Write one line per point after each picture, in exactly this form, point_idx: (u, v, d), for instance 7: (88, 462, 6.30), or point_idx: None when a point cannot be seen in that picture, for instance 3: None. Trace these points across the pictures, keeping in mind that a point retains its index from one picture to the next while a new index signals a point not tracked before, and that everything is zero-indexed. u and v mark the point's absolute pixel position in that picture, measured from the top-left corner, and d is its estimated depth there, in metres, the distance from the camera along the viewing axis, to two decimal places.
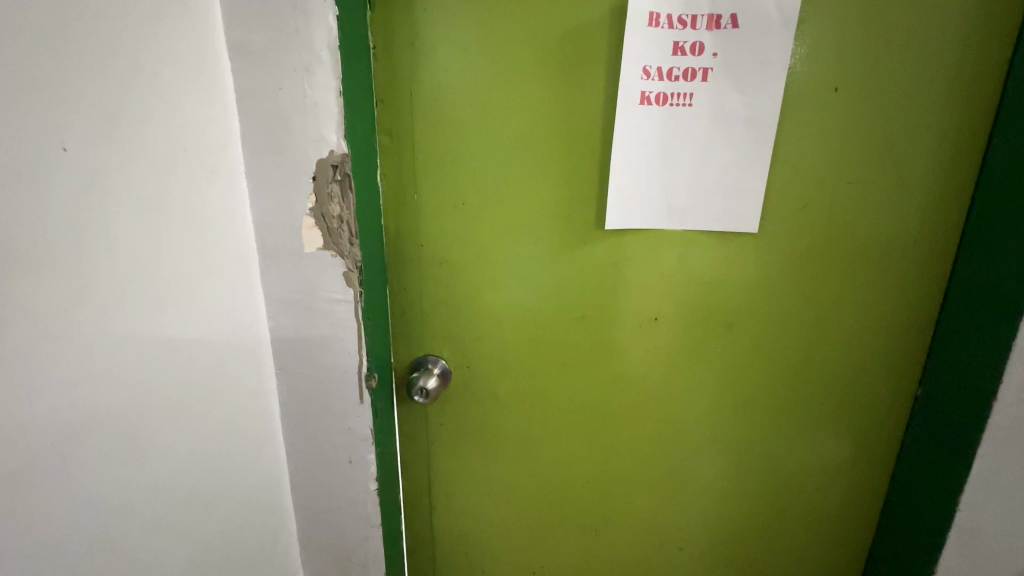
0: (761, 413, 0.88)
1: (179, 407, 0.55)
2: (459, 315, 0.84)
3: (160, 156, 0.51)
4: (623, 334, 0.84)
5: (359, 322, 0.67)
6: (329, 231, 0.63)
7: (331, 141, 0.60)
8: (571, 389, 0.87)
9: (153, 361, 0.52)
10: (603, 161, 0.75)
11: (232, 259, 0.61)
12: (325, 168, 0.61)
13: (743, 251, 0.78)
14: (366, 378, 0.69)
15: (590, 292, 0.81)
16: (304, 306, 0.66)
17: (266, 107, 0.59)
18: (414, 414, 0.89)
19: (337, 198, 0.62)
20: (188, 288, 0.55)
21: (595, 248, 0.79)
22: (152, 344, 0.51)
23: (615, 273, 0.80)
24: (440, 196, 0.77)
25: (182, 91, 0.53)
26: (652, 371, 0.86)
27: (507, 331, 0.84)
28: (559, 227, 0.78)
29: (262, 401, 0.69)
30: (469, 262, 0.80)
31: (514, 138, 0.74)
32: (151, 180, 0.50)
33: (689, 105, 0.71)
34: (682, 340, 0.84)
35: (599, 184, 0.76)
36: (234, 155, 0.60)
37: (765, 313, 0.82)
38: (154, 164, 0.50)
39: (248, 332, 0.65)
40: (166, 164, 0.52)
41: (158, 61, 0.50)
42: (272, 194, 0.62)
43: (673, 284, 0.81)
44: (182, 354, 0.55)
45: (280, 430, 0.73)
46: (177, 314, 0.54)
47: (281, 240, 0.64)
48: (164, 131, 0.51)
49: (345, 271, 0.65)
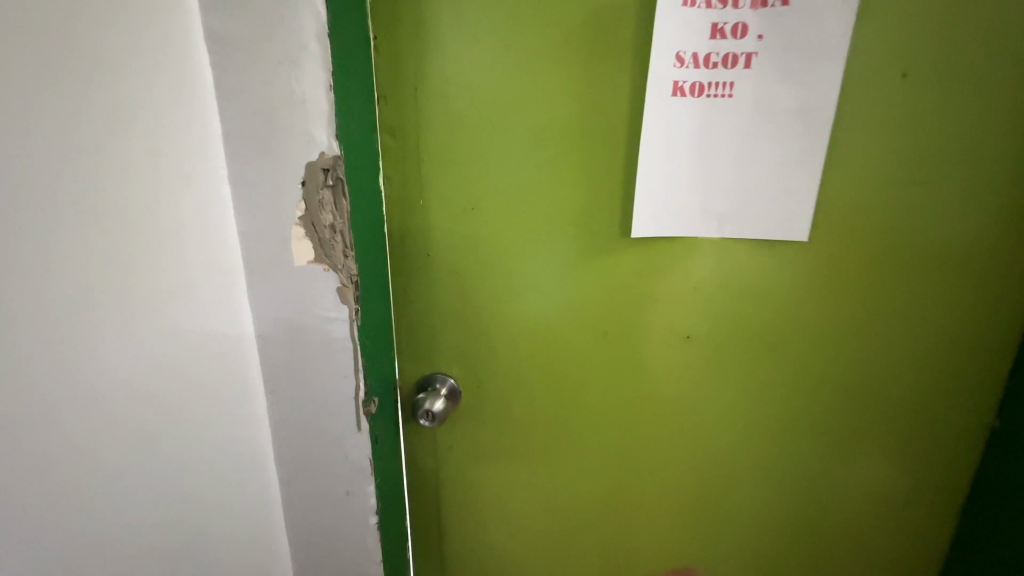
0: (805, 439, 0.78)
1: (153, 445, 0.49)
2: (468, 330, 0.77)
3: (123, 158, 0.44)
4: (649, 351, 0.75)
5: (355, 343, 0.59)
6: (320, 242, 0.55)
7: (320, 141, 0.52)
8: (591, 412, 0.80)
9: (119, 397, 0.45)
10: (627, 160, 0.66)
11: (214, 275, 0.54)
12: (315, 172, 0.53)
13: (790, 261, 0.69)
14: (363, 403, 0.62)
15: (614, 307, 0.73)
16: (292, 325, 0.58)
17: (249, 103, 0.52)
18: (421, 438, 0.82)
19: (330, 206, 0.54)
20: (162, 309, 0.48)
21: (620, 257, 0.71)
22: (114, 379, 0.44)
23: (640, 284, 0.72)
24: (448, 201, 0.70)
25: (151, 84, 0.46)
26: (682, 394, 0.77)
27: (522, 348, 0.77)
28: (579, 235, 0.70)
29: (248, 430, 0.62)
30: (479, 273, 0.73)
31: (531, 136, 0.67)
32: (113, 187, 0.43)
33: (728, 96, 0.62)
34: (717, 358, 0.75)
35: (622, 187, 0.68)
36: (211, 157, 0.53)
37: (812, 331, 0.72)
38: (116, 167, 0.43)
39: (232, 356, 0.58)
40: (126, 169, 0.44)
41: (117, 49, 0.43)
42: (258, 200, 0.54)
43: (707, 297, 0.72)
44: (155, 385, 0.48)
45: (271, 458, 0.66)
46: (142, 344, 0.47)
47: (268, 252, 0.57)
48: (123, 131, 0.44)
49: (338, 287, 0.56)
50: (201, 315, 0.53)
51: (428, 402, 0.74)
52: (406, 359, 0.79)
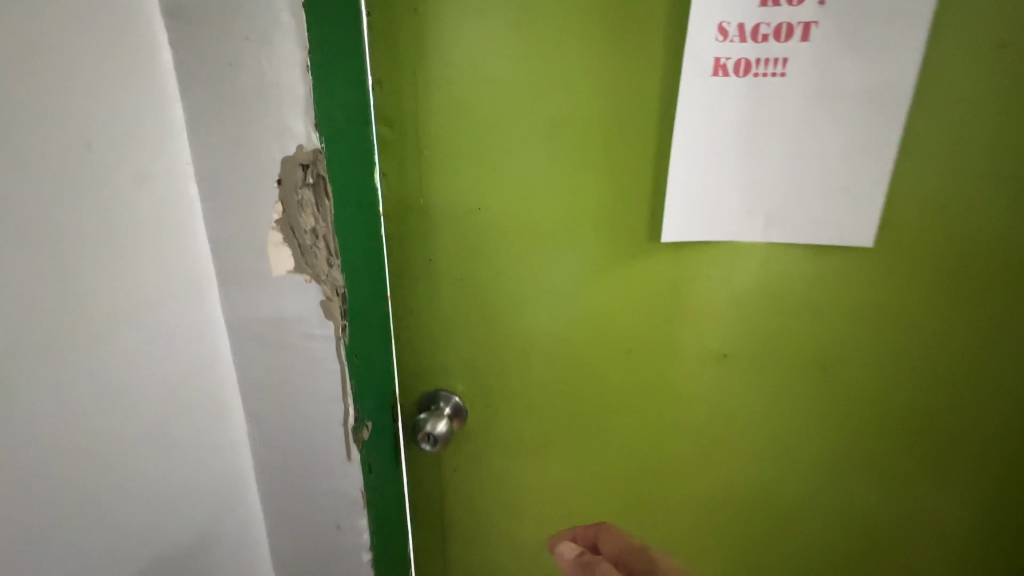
0: (857, 470, 0.69)
1: (98, 487, 0.43)
2: (477, 344, 0.69)
3: (49, 152, 0.37)
4: (680, 370, 0.66)
5: (343, 363, 0.52)
6: (301, 250, 0.48)
7: (297, 133, 0.44)
8: (612, 436, 0.71)
9: (46, 438, 0.39)
10: (657, 152, 0.57)
11: (177, 288, 0.47)
12: (293, 169, 0.45)
13: (848, 270, 0.59)
14: (354, 430, 0.55)
15: (641, 321, 0.65)
16: (272, 343, 0.51)
17: (216, 89, 0.44)
18: (424, 460, 0.75)
19: (311, 207, 0.46)
20: (102, 333, 0.42)
21: (647, 265, 0.62)
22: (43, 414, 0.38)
23: (672, 298, 0.63)
24: (452, 200, 0.62)
25: (83, 67, 0.38)
26: (718, 419, 0.68)
27: (535, 364, 0.69)
28: (601, 239, 0.62)
29: (228, 459, 0.55)
30: (488, 281, 0.65)
31: (547, 125, 0.58)
32: (37, 191, 0.37)
33: (781, 76, 0.52)
34: (761, 381, 0.66)
35: (650, 184, 0.59)
36: (172, 152, 0.45)
37: (871, 350, 0.63)
38: (38, 170, 0.36)
39: (203, 377, 0.51)
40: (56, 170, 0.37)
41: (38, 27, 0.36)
42: (231, 201, 0.47)
43: (748, 311, 0.63)
44: (96, 422, 0.42)
45: (254, 489, 0.59)
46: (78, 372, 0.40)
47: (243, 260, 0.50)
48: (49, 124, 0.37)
49: (323, 300, 0.49)
50: (160, 335, 0.46)
51: (428, 423, 0.67)
52: (407, 375, 0.72)
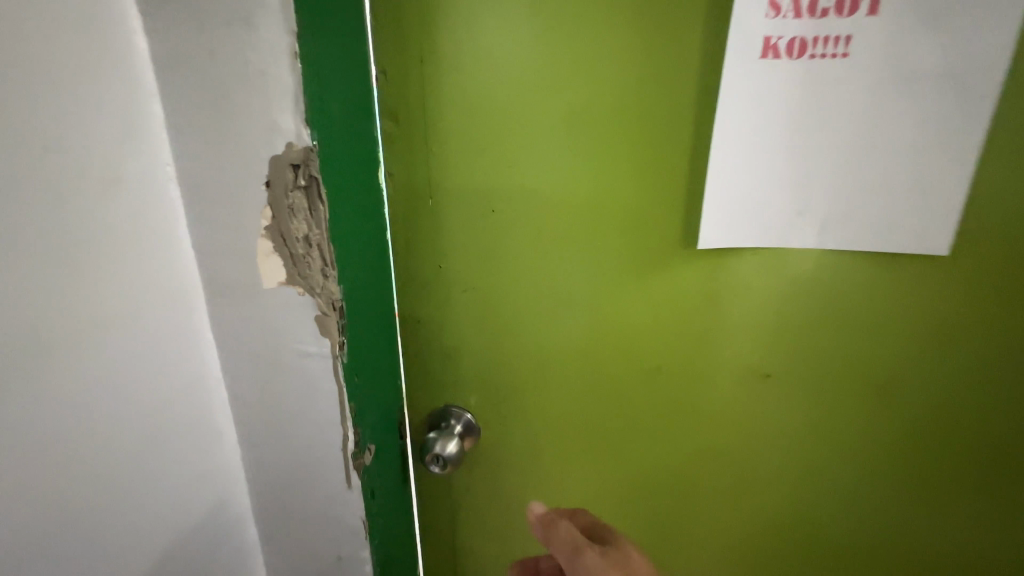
0: (908, 500, 0.62)
1: (66, 526, 0.38)
2: (492, 357, 0.63)
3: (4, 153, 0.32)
4: (713, 389, 0.60)
5: (342, 384, 0.47)
6: (293, 260, 0.43)
7: (286, 129, 0.39)
8: (635, 458, 0.65)
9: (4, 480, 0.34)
10: (693, 147, 0.51)
11: (156, 299, 0.43)
12: (282, 170, 0.40)
13: (910, 280, 0.52)
14: (355, 456, 0.50)
15: (672, 337, 0.58)
16: (264, 360, 0.47)
17: (196, 79, 0.39)
18: (433, 480, 0.70)
19: (303, 213, 0.41)
20: (63, 357, 0.37)
21: (679, 274, 0.56)
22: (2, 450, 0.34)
23: (707, 310, 0.57)
24: (464, 200, 0.56)
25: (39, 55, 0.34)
26: (757, 443, 0.62)
27: (553, 379, 0.63)
28: (628, 245, 0.55)
29: (218, 486, 0.51)
30: (503, 289, 0.60)
31: (570, 118, 0.52)
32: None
33: (842, 57, 0.45)
34: (806, 403, 0.59)
35: (684, 183, 0.52)
36: (148, 150, 0.41)
37: (931, 369, 0.56)
38: None
39: (188, 397, 0.47)
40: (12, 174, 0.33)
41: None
42: (214, 204, 0.42)
43: (793, 325, 0.56)
44: (60, 456, 0.37)
45: (249, 514, 0.55)
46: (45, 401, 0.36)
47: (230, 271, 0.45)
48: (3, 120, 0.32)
49: (318, 315, 0.44)
50: (136, 352, 0.42)
51: (437, 443, 0.62)
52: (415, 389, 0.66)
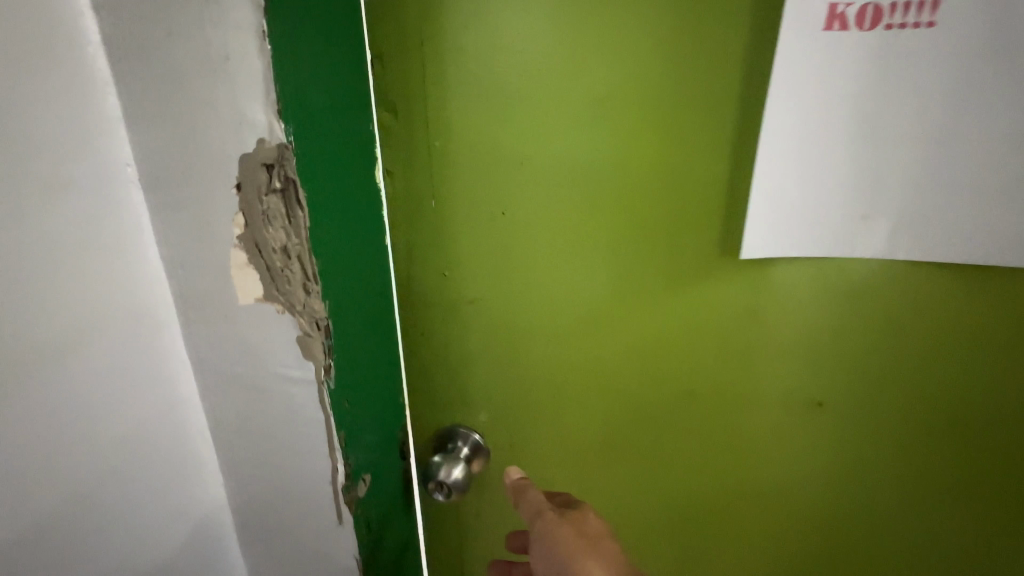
0: (972, 545, 0.55)
1: None
2: (504, 377, 0.56)
3: None
4: (752, 416, 0.53)
5: (329, 412, 0.41)
6: (270, 274, 0.37)
7: (257, 123, 0.34)
8: (662, 490, 0.58)
9: None
10: (738, 138, 0.43)
11: (118, 320, 0.38)
12: (254, 171, 0.35)
13: (989, 297, 0.45)
14: (346, 489, 0.45)
15: (708, 358, 0.51)
16: (245, 383, 0.42)
17: (155, 66, 0.34)
18: (440, 511, 0.63)
19: (279, 220, 0.36)
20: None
21: (717, 287, 0.48)
22: None
23: (750, 329, 0.49)
24: (472, 201, 0.49)
25: None
26: (806, 477, 0.55)
27: (570, 403, 0.56)
28: (658, 253, 0.48)
29: (200, 516, 0.46)
30: (516, 301, 0.53)
31: (592, 106, 0.44)
32: None
33: (926, 26, 0.37)
34: (864, 433, 0.52)
35: (726, 181, 0.44)
36: (105, 150, 0.36)
37: (1008, 399, 0.48)
38: None
39: (161, 426, 0.42)
40: None
41: None
42: (181, 210, 0.37)
43: (848, 346, 0.49)
44: (3, 507, 0.33)
45: (235, 545, 0.50)
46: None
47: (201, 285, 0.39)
48: None
49: (300, 336, 0.39)
50: (95, 384, 0.37)
51: (440, 469, 0.55)
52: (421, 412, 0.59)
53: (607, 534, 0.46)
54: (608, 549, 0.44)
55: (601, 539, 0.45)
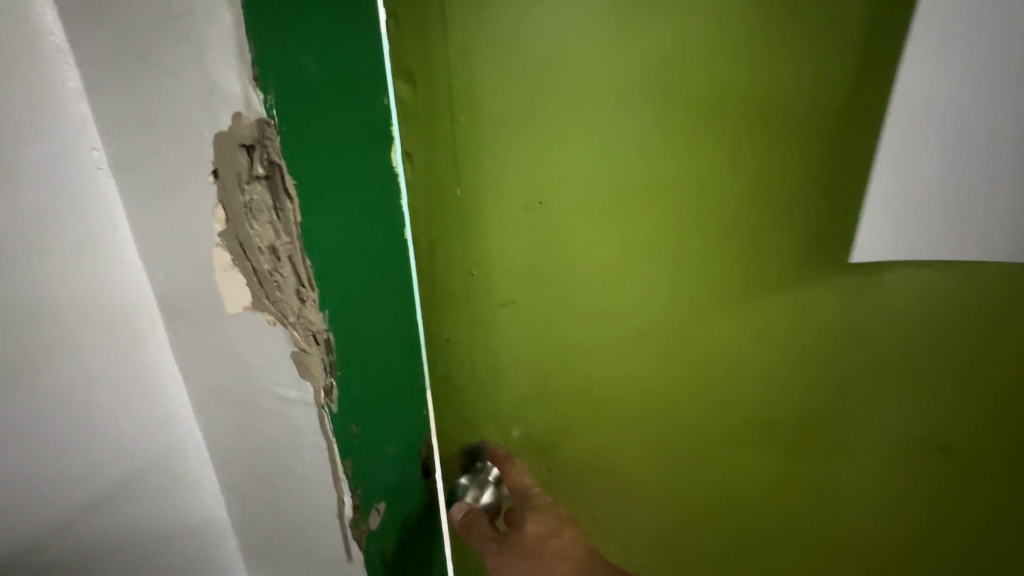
0: None
1: None
2: (541, 394, 0.48)
3: None
4: (846, 454, 0.44)
5: (331, 438, 0.35)
6: (256, 279, 0.31)
7: (232, 95, 0.27)
8: (725, 530, 0.50)
9: None
10: (852, 106, 0.34)
11: (91, 331, 0.32)
12: (231, 153, 0.28)
13: None
14: (354, 523, 0.39)
15: (798, 388, 0.42)
16: (239, 399, 0.36)
17: (116, 25, 0.28)
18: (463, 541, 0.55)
19: (264, 215, 0.30)
20: None
21: (812, 296, 0.39)
22: None
23: (859, 360, 0.40)
24: (502, 187, 0.41)
25: None
26: (909, 540, 0.45)
27: (618, 425, 0.48)
28: (735, 251, 0.39)
29: (198, 544, 0.41)
30: (557, 308, 0.45)
31: (661, 68, 0.36)
32: None
33: None
34: (990, 486, 0.42)
35: (832, 162, 0.35)
36: (65, 130, 0.29)
37: None
38: None
39: (149, 446, 0.37)
40: None
41: None
42: (159, 201, 0.31)
43: (986, 379, 0.39)
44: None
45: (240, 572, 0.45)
46: None
47: (183, 289, 0.34)
48: None
49: (295, 351, 0.33)
50: (62, 402, 0.31)
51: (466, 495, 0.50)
52: (446, 432, 0.52)
53: (556, 530, 0.50)
54: (554, 547, 0.49)
55: (545, 543, 0.49)
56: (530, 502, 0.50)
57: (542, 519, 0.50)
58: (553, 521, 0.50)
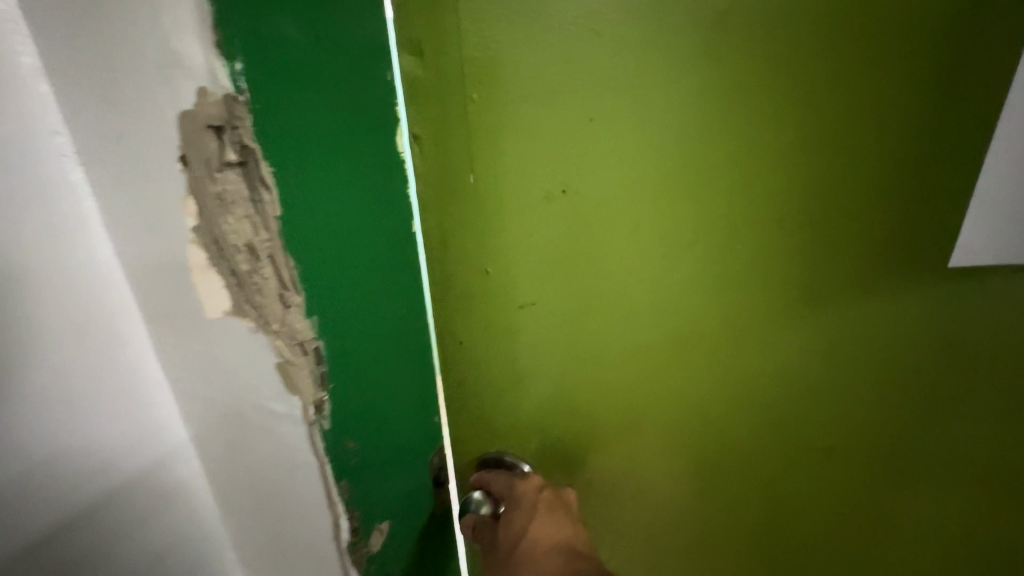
0: None
1: None
2: (564, 404, 0.43)
3: None
4: (913, 462, 0.40)
5: (321, 458, 0.32)
6: (237, 281, 0.27)
7: (196, 69, 0.23)
8: (769, 543, 0.45)
9: None
10: (948, 75, 0.29)
11: (54, 337, 0.29)
12: (198, 136, 0.24)
13: None
14: (347, 550, 0.35)
15: (862, 393, 0.38)
16: (226, 412, 0.33)
17: None
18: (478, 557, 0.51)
19: (242, 208, 0.26)
20: None
21: (883, 292, 0.34)
22: None
23: (930, 367, 0.36)
24: (518, 171, 0.36)
25: None
26: (961, 548, 0.43)
27: (651, 439, 0.43)
28: (795, 245, 0.34)
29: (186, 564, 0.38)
30: (583, 312, 0.39)
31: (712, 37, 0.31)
32: None
33: None
34: None
35: (917, 141, 0.31)
36: (18, 110, 0.26)
37: None
38: None
39: (132, 458, 0.34)
40: None
41: None
42: (129, 193, 0.28)
43: None
44: None
45: None
46: None
47: (162, 291, 0.30)
48: None
49: (281, 364, 0.29)
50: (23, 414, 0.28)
51: (473, 497, 0.43)
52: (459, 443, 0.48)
53: (525, 531, 0.41)
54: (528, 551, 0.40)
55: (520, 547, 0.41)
56: (506, 503, 0.43)
57: (511, 521, 0.42)
58: (522, 520, 0.42)
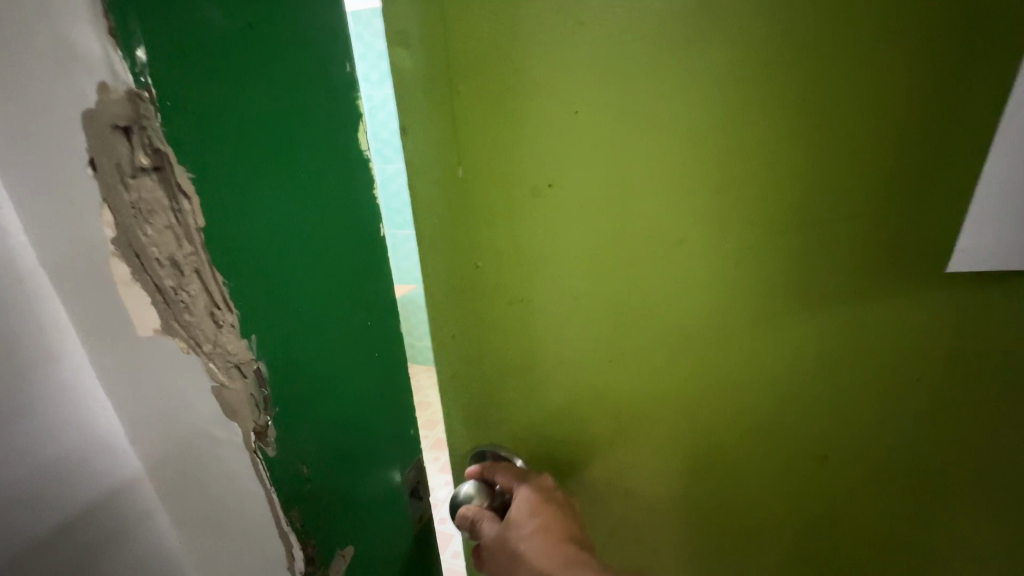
0: None
1: None
2: (543, 417, 0.41)
3: None
4: (936, 512, 0.34)
5: (267, 484, 0.29)
6: (162, 299, 0.25)
7: (96, 62, 0.20)
8: None
9: None
10: (965, 60, 0.24)
11: None
12: (104, 139, 0.21)
13: None
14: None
15: (873, 425, 0.33)
16: (167, 436, 0.30)
17: None
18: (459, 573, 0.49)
19: (158, 219, 0.23)
20: None
21: (893, 312, 0.30)
22: None
23: (958, 402, 0.31)
24: (490, 174, 0.34)
25: None
26: None
27: (636, 458, 0.40)
28: (790, 255, 0.30)
29: None
30: (565, 319, 0.37)
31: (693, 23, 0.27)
32: None
33: None
34: None
35: (930, 138, 0.26)
36: None
37: None
38: None
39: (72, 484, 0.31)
40: None
41: None
42: (44, 202, 0.25)
43: None
44: None
45: None
46: None
47: (93, 307, 0.28)
48: None
49: (219, 388, 0.27)
50: None
51: (466, 489, 0.40)
52: None
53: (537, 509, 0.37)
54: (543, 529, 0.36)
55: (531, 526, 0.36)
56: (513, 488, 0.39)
57: (521, 499, 0.38)
58: (535, 498, 0.38)
